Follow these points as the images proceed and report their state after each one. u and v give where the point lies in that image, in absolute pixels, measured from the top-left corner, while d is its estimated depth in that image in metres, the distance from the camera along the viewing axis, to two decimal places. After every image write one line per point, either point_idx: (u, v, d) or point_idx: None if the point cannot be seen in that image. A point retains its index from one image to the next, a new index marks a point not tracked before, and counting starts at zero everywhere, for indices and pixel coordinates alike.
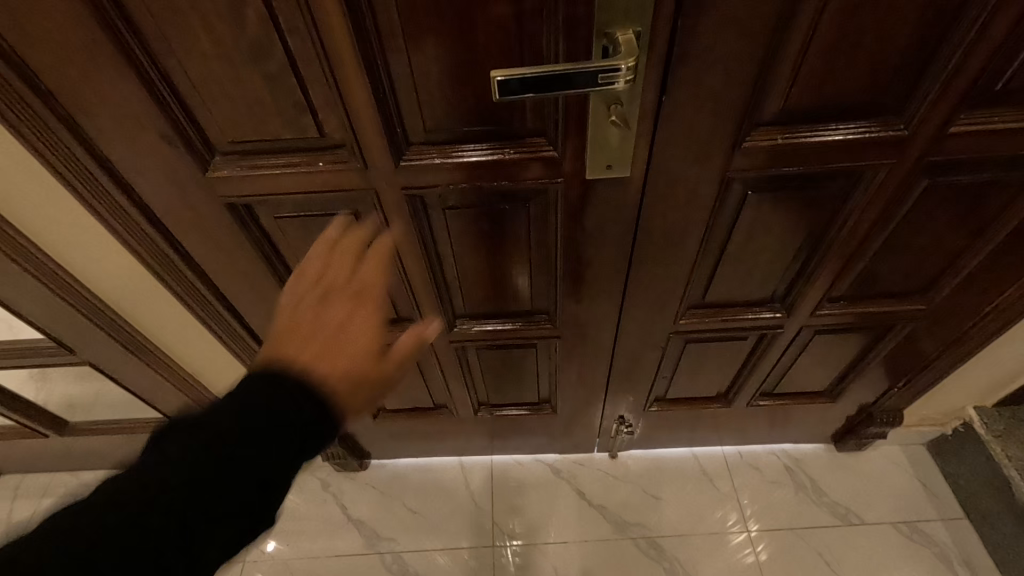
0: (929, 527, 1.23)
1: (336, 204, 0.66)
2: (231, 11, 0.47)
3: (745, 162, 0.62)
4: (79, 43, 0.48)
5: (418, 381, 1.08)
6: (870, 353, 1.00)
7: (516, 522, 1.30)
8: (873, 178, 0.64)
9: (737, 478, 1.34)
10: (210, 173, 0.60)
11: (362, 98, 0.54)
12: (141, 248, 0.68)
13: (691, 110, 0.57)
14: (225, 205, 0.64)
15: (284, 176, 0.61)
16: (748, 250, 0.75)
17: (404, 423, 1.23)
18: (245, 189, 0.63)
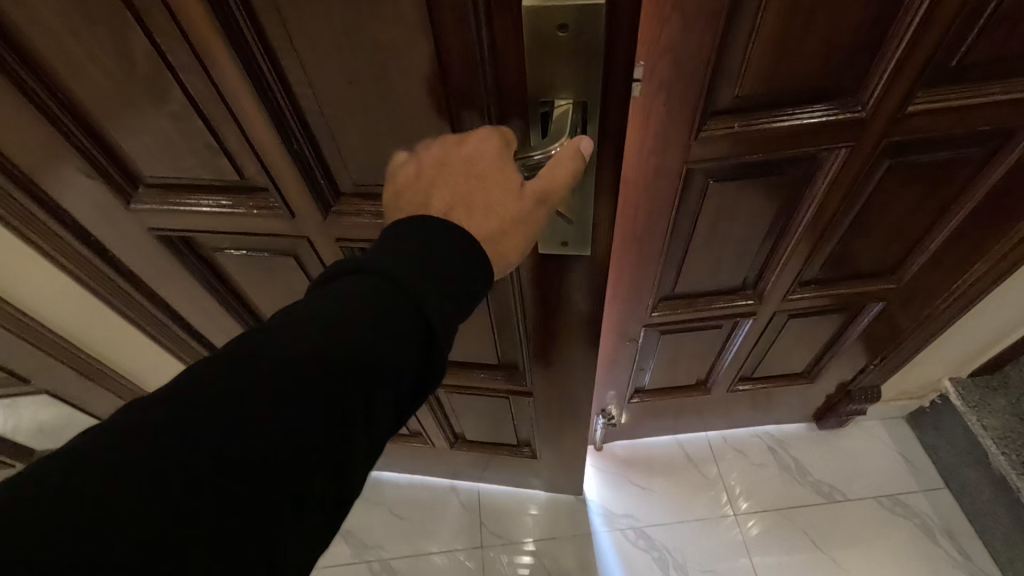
0: (909, 498, 1.25)
1: (271, 242, 0.67)
2: (124, 45, 0.45)
3: (704, 152, 0.60)
4: None
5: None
6: (845, 332, 1.01)
7: (502, 539, 1.26)
8: (832, 161, 0.63)
9: (722, 463, 1.34)
10: (133, 206, 0.61)
11: (277, 153, 0.53)
12: (77, 266, 0.69)
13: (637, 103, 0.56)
14: (156, 235, 0.66)
15: (210, 214, 0.62)
16: (713, 241, 0.74)
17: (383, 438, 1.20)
18: (174, 221, 0.64)
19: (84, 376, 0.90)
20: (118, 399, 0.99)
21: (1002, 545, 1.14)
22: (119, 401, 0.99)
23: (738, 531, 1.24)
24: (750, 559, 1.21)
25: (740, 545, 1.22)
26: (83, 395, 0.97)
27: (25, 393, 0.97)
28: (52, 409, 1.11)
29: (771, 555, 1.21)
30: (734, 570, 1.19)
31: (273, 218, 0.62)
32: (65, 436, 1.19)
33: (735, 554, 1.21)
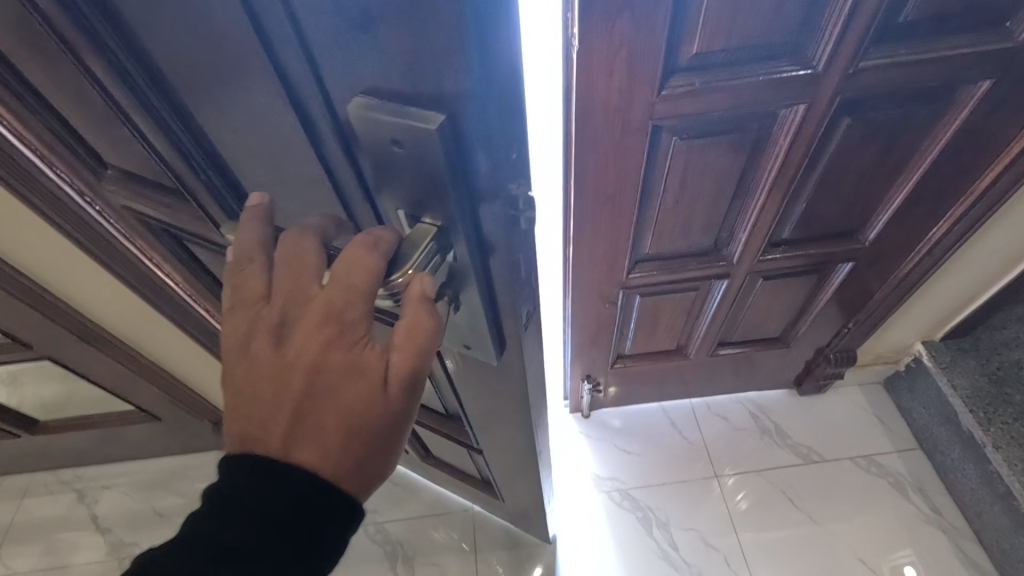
0: (885, 459, 1.29)
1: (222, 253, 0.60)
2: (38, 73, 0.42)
3: (669, 109, 0.64)
4: None
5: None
6: (819, 293, 1.04)
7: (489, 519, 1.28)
8: (791, 118, 0.67)
9: (705, 427, 1.39)
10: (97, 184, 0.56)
11: (189, 177, 0.45)
12: (79, 229, 0.72)
13: (605, 60, 0.59)
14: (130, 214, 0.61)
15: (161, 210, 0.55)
16: (683, 200, 0.78)
17: None
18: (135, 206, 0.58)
19: (84, 342, 0.94)
20: (119, 366, 1.02)
21: (969, 501, 1.18)
22: (121, 368, 1.03)
23: (724, 507, 1.26)
24: (733, 526, 1.24)
25: (724, 515, 1.25)
26: (86, 362, 1.01)
27: (27, 359, 1.00)
28: (54, 380, 1.14)
29: (756, 531, 1.23)
30: (714, 529, 1.24)
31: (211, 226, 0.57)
32: (67, 407, 1.22)
33: (719, 521, 1.25)
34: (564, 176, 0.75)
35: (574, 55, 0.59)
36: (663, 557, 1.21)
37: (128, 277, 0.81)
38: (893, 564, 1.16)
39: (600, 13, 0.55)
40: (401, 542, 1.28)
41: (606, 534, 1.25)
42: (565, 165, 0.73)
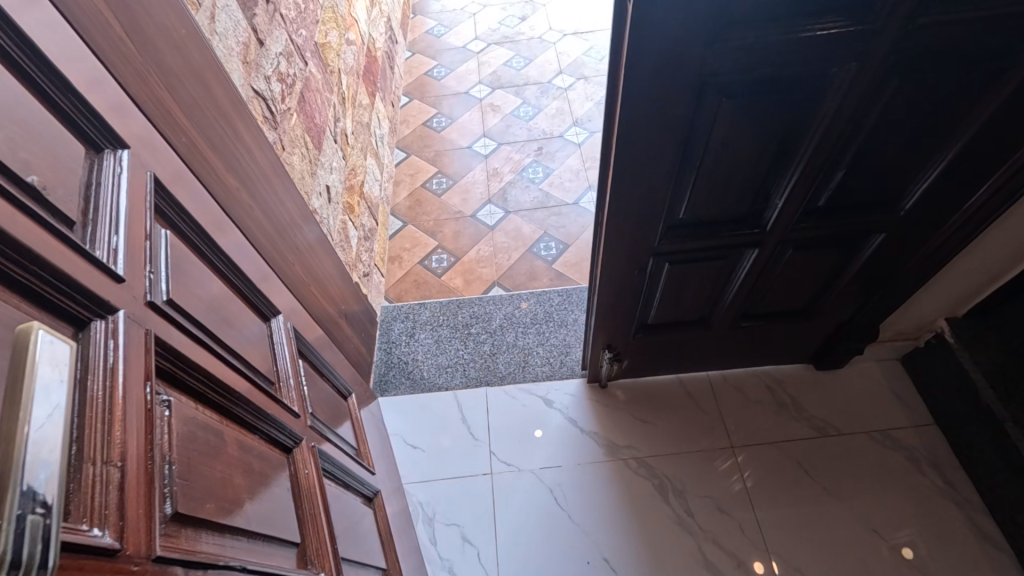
0: (900, 433, 1.31)
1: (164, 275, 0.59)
2: None
3: (718, 64, 0.63)
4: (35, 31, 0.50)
5: (338, 436, 0.99)
6: (846, 266, 1.04)
7: (500, 490, 1.30)
8: (842, 78, 0.66)
9: (721, 399, 1.40)
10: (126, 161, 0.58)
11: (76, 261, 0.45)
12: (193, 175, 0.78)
13: (660, 17, 0.58)
14: (154, 179, 0.63)
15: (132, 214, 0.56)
16: (721, 165, 0.77)
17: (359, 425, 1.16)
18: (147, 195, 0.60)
19: None
20: None
21: (983, 475, 1.20)
22: None
23: (739, 482, 1.28)
24: (749, 500, 1.25)
25: (739, 491, 1.26)
26: None
27: None
28: None
29: (770, 505, 1.25)
30: (729, 498, 1.26)
31: (139, 279, 0.54)
32: None
33: (733, 496, 1.26)
34: (605, 137, 0.74)
35: (627, 9, 0.58)
36: (679, 523, 1.24)
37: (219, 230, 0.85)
38: (906, 536, 1.18)
39: None
40: (422, 502, 1.30)
41: (623, 500, 1.27)
42: (607, 124, 0.72)
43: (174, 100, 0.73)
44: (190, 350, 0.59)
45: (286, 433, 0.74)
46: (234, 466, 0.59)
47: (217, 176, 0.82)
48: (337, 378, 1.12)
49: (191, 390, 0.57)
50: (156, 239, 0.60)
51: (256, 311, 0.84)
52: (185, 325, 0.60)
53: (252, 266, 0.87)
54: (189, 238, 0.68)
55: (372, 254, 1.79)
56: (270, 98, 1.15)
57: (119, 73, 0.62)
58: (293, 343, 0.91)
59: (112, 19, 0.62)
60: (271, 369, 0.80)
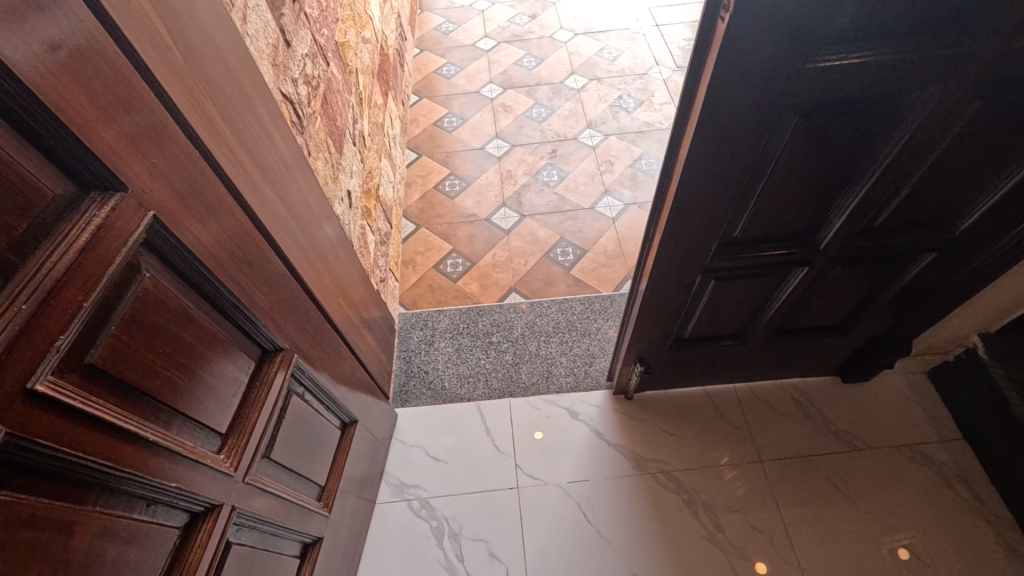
0: (928, 448, 1.30)
1: (89, 335, 0.49)
2: None
3: (802, 86, 0.60)
4: (80, 52, 0.46)
5: (295, 477, 0.93)
6: (890, 284, 1.03)
7: (526, 505, 1.27)
8: (926, 101, 0.63)
9: (747, 411, 1.39)
10: (117, 203, 0.50)
11: None
12: (244, 190, 0.74)
13: (746, 40, 0.55)
14: (152, 219, 0.54)
15: (72, 266, 0.46)
16: (785, 184, 0.75)
17: (338, 458, 1.09)
18: (122, 243, 0.51)
19: None
20: None
21: (1013, 492, 1.19)
22: None
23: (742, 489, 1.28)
24: (778, 513, 1.24)
25: (768, 505, 1.25)
26: None
27: None
28: None
29: (798, 514, 1.24)
30: (760, 513, 1.24)
31: (44, 346, 0.44)
32: None
33: (761, 510, 1.25)
34: (672, 147, 0.72)
35: (717, 24, 0.55)
36: (710, 538, 1.22)
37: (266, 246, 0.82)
38: (904, 537, 1.20)
39: None
40: (446, 517, 1.27)
41: (650, 514, 1.25)
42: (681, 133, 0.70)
43: (216, 109, 0.69)
44: (82, 433, 0.49)
45: (195, 502, 0.64)
46: (69, 566, 0.47)
47: (256, 188, 0.78)
48: (339, 407, 1.06)
49: (55, 474, 0.47)
50: (108, 291, 0.51)
51: (247, 350, 0.76)
52: (92, 398, 0.50)
53: (279, 286, 0.83)
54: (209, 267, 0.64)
55: (387, 258, 1.75)
56: (297, 102, 1.10)
57: (163, 76, 0.57)
58: (286, 378, 0.83)
59: (160, 26, 0.58)
60: (224, 417, 0.71)
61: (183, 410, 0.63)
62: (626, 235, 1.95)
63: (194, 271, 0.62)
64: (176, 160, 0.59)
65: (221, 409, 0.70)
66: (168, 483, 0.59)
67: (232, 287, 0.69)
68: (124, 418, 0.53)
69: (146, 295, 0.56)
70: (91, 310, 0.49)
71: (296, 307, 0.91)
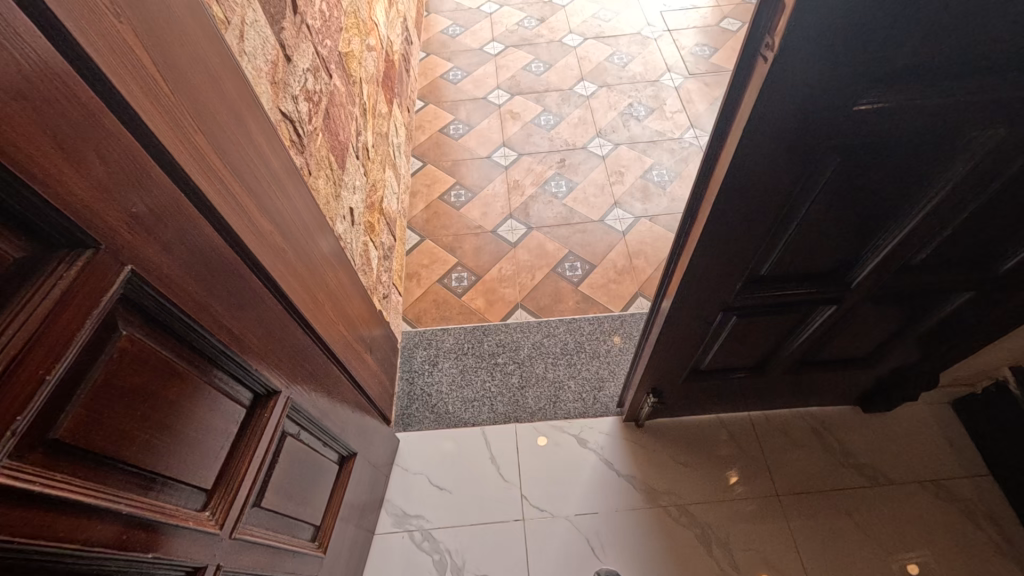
0: (953, 484, 1.24)
1: (54, 407, 0.44)
2: None
3: (847, 129, 0.55)
4: (47, 100, 0.41)
5: (288, 520, 0.88)
6: (921, 320, 0.97)
7: (532, 539, 1.22)
8: (981, 141, 0.58)
9: (763, 441, 1.33)
10: (89, 263, 0.46)
11: None
12: (238, 224, 0.69)
13: (787, 84, 0.49)
14: (130, 273, 0.50)
15: (32, 339, 0.41)
16: (819, 224, 0.69)
17: (334, 494, 1.05)
18: (92, 304, 0.46)
19: None
20: None
21: None
22: None
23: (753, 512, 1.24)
24: (797, 552, 1.19)
25: (785, 542, 1.20)
26: None
27: None
28: None
29: (818, 553, 1.18)
30: (777, 551, 1.19)
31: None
32: None
33: (778, 547, 1.19)
34: (700, 185, 0.67)
35: (755, 63, 0.50)
36: None
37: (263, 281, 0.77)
38: (915, 556, 1.17)
39: (815, 27, 0.44)
40: (450, 550, 1.22)
41: (663, 551, 1.20)
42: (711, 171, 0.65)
43: (207, 142, 0.64)
44: (43, 517, 0.43)
45: (174, 568, 0.59)
46: None
47: (251, 222, 0.73)
48: (337, 441, 1.02)
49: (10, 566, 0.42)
50: (76, 359, 0.46)
51: (237, 396, 0.71)
52: (56, 478, 0.45)
53: (275, 322, 0.78)
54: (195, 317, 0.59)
55: (390, 273, 1.71)
56: (298, 120, 1.05)
57: (144, 114, 0.52)
58: (280, 420, 0.79)
59: (144, 58, 0.53)
60: (209, 471, 0.66)
61: (161, 472, 0.58)
62: (637, 249, 1.89)
63: (177, 322, 0.57)
64: (163, 207, 0.54)
65: (207, 464, 0.65)
66: (145, 555, 0.54)
67: (220, 334, 0.64)
68: (93, 492, 0.48)
69: (122, 356, 0.51)
70: (57, 383, 0.44)
71: (295, 342, 0.86)
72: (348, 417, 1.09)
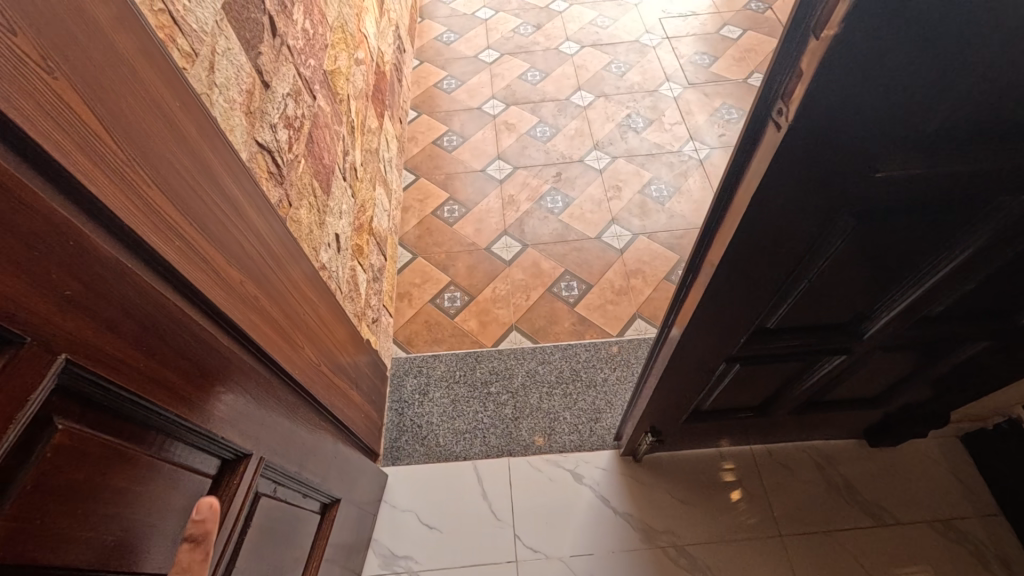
0: (963, 524, 1.19)
1: None
2: None
3: (867, 197, 0.50)
4: None
5: None
6: (935, 366, 0.92)
7: None
8: (1011, 205, 0.53)
9: (766, 476, 1.29)
10: (14, 359, 0.40)
11: None
12: (202, 283, 0.64)
13: (801, 156, 0.44)
14: (66, 362, 0.44)
15: None
16: (831, 283, 0.64)
17: (316, 544, 0.99)
18: (19, 403, 0.41)
19: None
20: None
21: None
22: None
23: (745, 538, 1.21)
24: None
25: None
26: None
27: None
28: None
29: None
30: None
31: None
32: None
33: None
34: (703, 241, 0.61)
35: (766, 131, 0.45)
36: None
37: (232, 337, 0.72)
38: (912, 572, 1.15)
39: (834, 101, 0.39)
40: None
41: None
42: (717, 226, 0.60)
43: (165, 197, 0.59)
44: None
45: None
46: None
47: (217, 276, 0.68)
48: (318, 489, 0.96)
49: None
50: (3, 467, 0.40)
51: (201, 465, 0.66)
52: None
53: (246, 380, 0.73)
54: (148, 394, 0.54)
55: (380, 295, 1.65)
56: (277, 150, 1.00)
57: (78, 176, 0.46)
58: (252, 481, 0.74)
59: (87, 117, 0.48)
60: (169, 555, 0.60)
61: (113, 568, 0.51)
62: (635, 268, 1.83)
63: (122, 401, 0.51)
64: (114, 284, 0.49)
65: (166, 548, 0.59)
66: None
67: (178, 406, 0.58)
68: None
69: (57, 453, 0.45)
70: None
71: (270, 396, 0.81)
72: (330, 461, 1.03)
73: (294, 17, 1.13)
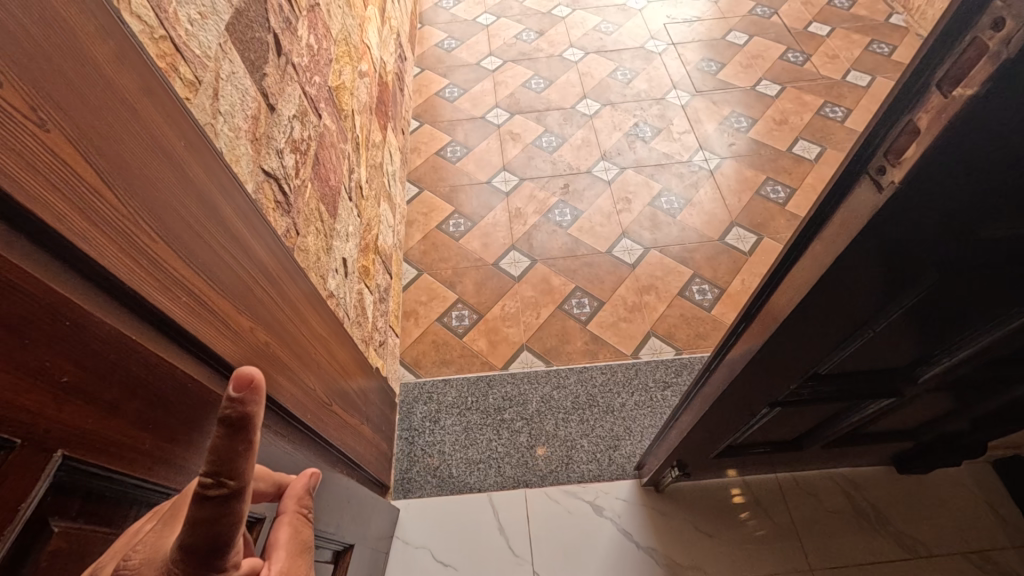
0: (999, 555, 1.15)
1: None
2: None
3: (956, 258, 0.45)
4: None
5: None
6: (981, 405, 0.87)
7: None
8: None
9: (793, 506, 1.24)
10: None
11: None
12: (212, 341, 0.59)
13: (894, 222, 0.39)
14: (60, 457, 0.38)
15: None
16: (894, 335, 0.59)
17: None
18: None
19: None
20: None
21: None
22: None
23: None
24: None
25: None
26: None
27: None
28: None
29: None
30: None
31: None
32: None
33: None
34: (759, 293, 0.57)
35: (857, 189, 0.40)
36: None
37: None
38: None
39: (943, 169, 0.35)
40: None
41: None
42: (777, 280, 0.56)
43: (173, 252, 0.53)
44: None
45: None
46: None
47: (229, 330, 0.63)
48: (334, 538, 0.90)
49: None
50: None
51: None
52: None
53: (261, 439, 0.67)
54: (154, 477, 0.48)
55: (386, 316, 1.59)
56: (284, 177, 0.94)
57: (80, 244, 0.41)
58: None
59: (87, 172, 0.43)
60: None
61: None
62: (647, 283, 1.78)
63: (124, 488, 0.45)
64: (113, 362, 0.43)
65: None
66: None
67: (189, 482, 0.52)
68: None
69: (53, 562, 0.36)
70: None
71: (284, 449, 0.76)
72: (345, 506, 0.97)
73: (299, 34, 1.08)
